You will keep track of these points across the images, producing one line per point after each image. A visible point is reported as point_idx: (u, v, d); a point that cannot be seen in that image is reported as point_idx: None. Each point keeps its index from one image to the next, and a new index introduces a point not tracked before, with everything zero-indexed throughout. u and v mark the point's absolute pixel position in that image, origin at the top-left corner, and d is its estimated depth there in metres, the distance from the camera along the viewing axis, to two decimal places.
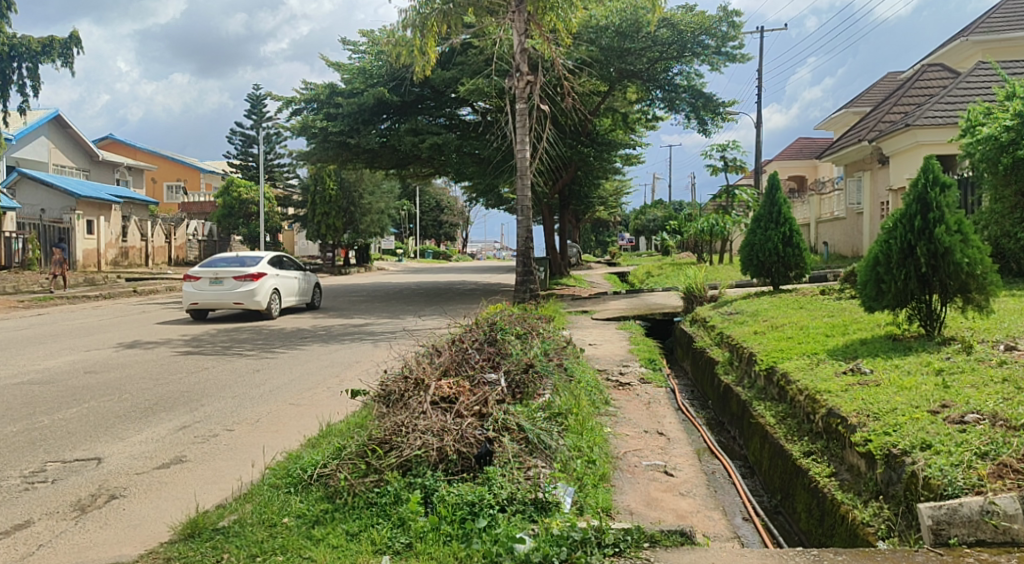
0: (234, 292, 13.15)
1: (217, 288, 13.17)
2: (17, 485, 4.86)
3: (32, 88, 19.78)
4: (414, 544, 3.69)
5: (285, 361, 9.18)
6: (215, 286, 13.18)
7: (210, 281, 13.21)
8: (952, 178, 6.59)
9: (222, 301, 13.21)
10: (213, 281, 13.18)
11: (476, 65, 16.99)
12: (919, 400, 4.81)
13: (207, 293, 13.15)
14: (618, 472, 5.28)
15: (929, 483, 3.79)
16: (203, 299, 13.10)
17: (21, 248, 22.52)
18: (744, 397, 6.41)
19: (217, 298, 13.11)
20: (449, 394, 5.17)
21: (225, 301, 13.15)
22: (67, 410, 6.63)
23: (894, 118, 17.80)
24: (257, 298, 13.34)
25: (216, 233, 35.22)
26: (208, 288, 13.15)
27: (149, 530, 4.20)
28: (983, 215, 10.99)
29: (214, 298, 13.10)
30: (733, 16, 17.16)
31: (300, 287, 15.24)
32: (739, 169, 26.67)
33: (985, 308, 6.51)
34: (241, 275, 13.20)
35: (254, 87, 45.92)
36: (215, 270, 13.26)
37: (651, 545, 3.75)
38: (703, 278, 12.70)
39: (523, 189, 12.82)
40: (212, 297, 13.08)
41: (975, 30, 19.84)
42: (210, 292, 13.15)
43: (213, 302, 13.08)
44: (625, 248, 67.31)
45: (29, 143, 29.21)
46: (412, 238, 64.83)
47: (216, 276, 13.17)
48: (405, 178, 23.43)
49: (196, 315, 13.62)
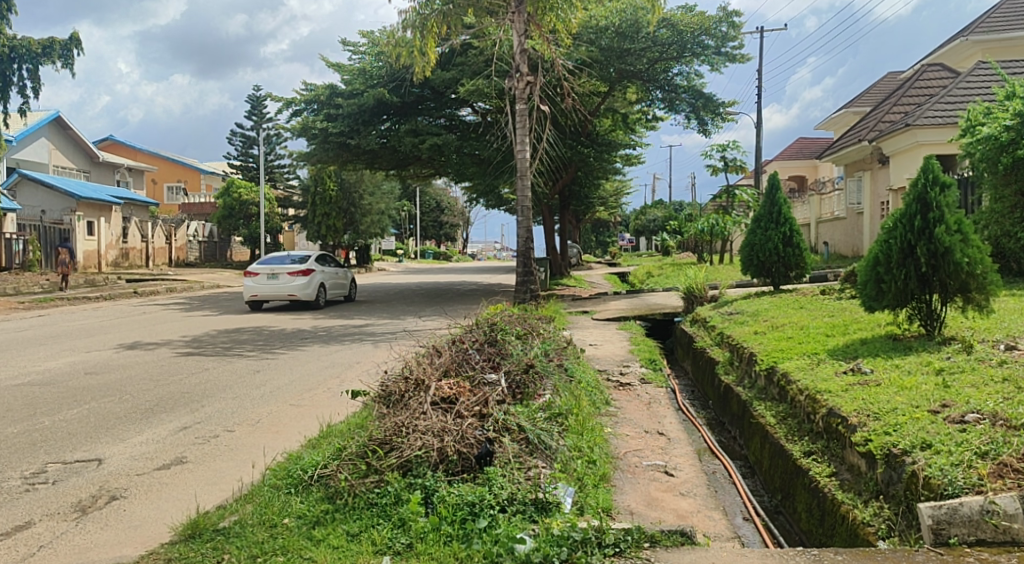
0: (288, 285, 15.40)
1: (273, 282, 15.42)
2: (18, 486, 4.87)
3: (32, 89, 19.78)
4: (414, 545, 3.69)
5: (285, 362, 9.19)
6: (272, 280, 15.42)
7: (267, 276, 15.47)
8: (952, 177, 6.59)
9: (278, 293, 15.42)
10: (270, 276, 15.45)
11: (477, 66, 17.00)
12: (919, 400, 4.80)
13: (265, 286, 15.40)
14: (618, 472, 5.28)
15: (929, 483, 3.79)
16: (261, 291, 15.33)
17: (22, 249, 22.52)
18: (744, 397, 6.41)
19: (274, 290, 15.36)
20: (449, 394, 5.17)
21: (280, 293, 15.38)
22: (69, 411, 6.65)
23: (895, 117, 17.79)
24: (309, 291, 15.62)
25: (216, 234, 35.71)
26: (266, 282, 15.43)
27: (150, 531, 4.20)
28: (983, 214, 10.98)
29: (271, 291, 15.36)
30: (733, 17, 17.17)
31: (338, 281, 17.36)
32: (739, 169, 26.67)
33: (985, 308, 6.51)
34: (294, 270, 15.46)
35: (254, 88, 46.01)
36: (272, 267, 15.53)
37: (651, 545, 3.75)
38: (703, 278, 12.71)
39: (523, 190, 12.81)
40: (270, 289, 15.31)
41: (975, 29, 19.84)
42: (268, 286, 15.42)
43: (270, 293, 15.33)
44: (625, 248, 67.36)
45: (30, 144, 29.21)
46: (412, 239, 64.87)
47: (272, 271, 15.44)
48: (405, 178, 23.43)
49: (254, 306, 15.86)
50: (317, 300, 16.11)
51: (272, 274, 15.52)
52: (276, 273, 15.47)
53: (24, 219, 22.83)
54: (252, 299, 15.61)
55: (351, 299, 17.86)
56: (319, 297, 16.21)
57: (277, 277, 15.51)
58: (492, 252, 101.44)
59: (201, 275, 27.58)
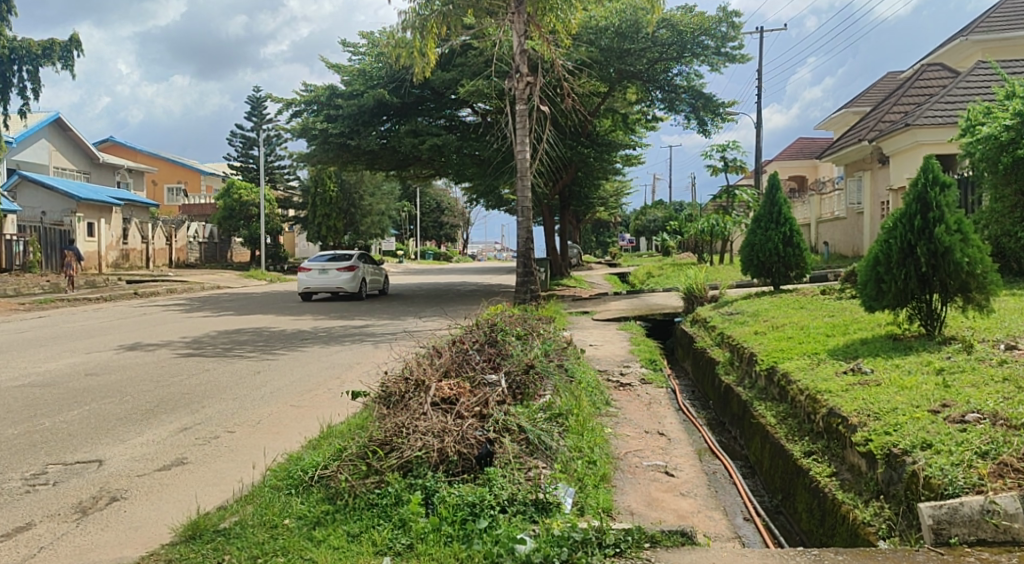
0: (336, 279, 18.22)
1: (323, 276, 18.22)
2: (18, 487, 4.87)
3: (32, 91, 19.78)
4: (415, 545, 3.69)
5: (286, 363, 9.20)
6: (322, 274, 18.22)
7: (319, 271, 18.26)
8: (952, 177, 6.59)
9: (327, 286, 18.23)
10: (320, 271, 18.25)
11: (477, 67, 17.02)
12: (919, 400, 4.80)
13: (316, 280, 18.17)
14: (618, 472, 5.28)
15: (930, 483, 3.79)
16: (314, 284, 18.11)
17: (22, 250, 22.53)
18: (744, 398, 6.42)
19: (324, 283, 18.14)
20: (449, 394, 5.18)
21: (329, 286, 18.16)
22: (69, 412, 6.65)
23: (895, 117, 17.79)
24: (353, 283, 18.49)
25: (216, 234, 35.64)
26: (318, 276, 18.25)
27: (150, 532, 4.20)
28: (983, 214, 10.99)
29: (323, 283, 18.17)
30: (733, 17, 17.17)
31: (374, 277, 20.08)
32: (739, 169, 26.66)
33: (985, 308, 6.51)
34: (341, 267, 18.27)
35: (254, 89, 46.10)
36: (321, 264, 18.31)
37: (652, 545, 3.75)
38: (703, 278, 12.72)
39: (523, 191, 12.81)
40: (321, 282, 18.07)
41: (975, 29, 19.85)
42: (319, 279, 18.21)
43: (321, 286, 18.11)
44: (625, 248, 67.46)
45: (30, 145, 29.20)
46: (413, 239, 64.92)
47: (322, 267, 18.26)
48: (406, 179, 23.41)
49: (305, 297, 18.61)
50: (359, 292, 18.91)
51: (322, 270, 18.31)
52: (326, 268, 18.33)
53: (24, 221, 22.82)
54: (304, 291, 18.37)
55: (386, 293, 20.67)
56: (362, 290, 19.02)
57: (326, 272, 18.31)
58: (492, 252, 101.38)
59: (201, 277, 27.59)
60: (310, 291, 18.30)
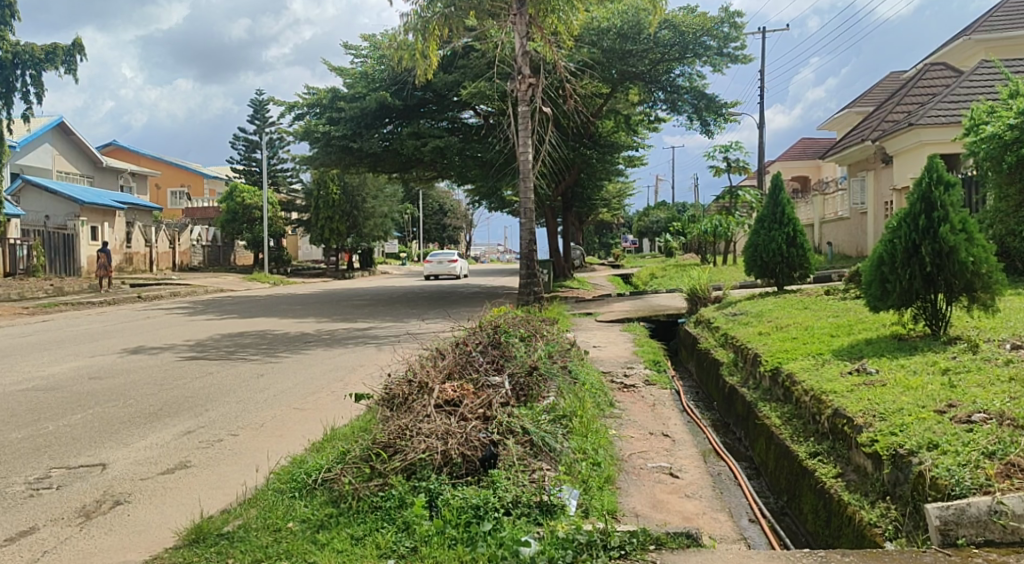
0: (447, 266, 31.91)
1: (439, 265, 32.00)
2: (22, 491, 4.87)
3: (36, 96, 19.83)
4: (419, 548, 3.67)
5: (290, 365, 9.20)
6: (439, 264, 32.03)
7: (436, 263, 32.06)
8: (956, 177, 6.59)
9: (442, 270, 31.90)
10: (438, 263, 32.10)
11: (479, 69, 17.17)
12: (925, 400, 4.79)
13: (436, 267, 31.93)
14: (623, 474, 5.26)
15: (937, 483, 3.76)
16: (434, 270, 31.76)
17: (26, 255, 22.54)
18: (750, 399, 6.39)
19: (440, 269, 31.80)
20: (453, 397, 5.13)
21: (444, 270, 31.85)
22: (72, 416, 6.64)
23: (899, 116, 17.73)
24: (457, 270, 32.15)
25: (220, 238, 35.73)
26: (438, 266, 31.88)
27: (155, 536, 4.19)
28: (988, 214, 10.89)
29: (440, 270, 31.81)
30: (735, 17, 17.15)
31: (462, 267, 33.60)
32: (743, 170, 26.52)
33: (990, 308, 6.47)
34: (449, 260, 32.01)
35: (257, 92, 46.44)
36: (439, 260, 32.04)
37: (657, 547, 3.74)
38: (708, 280, 12.74)
39: (526, 192, 12.85)
40: (439, 268, 31.81)
41: (978, 28, 19.80)
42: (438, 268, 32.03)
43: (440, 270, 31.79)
44: (628, 251, 68.21)
45: (32, 150, 29.15)
46: (416, 242, 65.38)
47: (440, 260, 31.93)
48: (409, 181, 23.37)
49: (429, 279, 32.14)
50: (460, 274, 32.43)
51: (440, 262, 32.09)
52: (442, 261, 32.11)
53: (29, 226, 23.05)
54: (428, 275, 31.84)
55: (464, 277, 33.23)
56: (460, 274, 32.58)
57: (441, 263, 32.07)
58: (494, 253, 101.54)
59: (204, 280, 27.67)
60: (432, 275, 31.80)
